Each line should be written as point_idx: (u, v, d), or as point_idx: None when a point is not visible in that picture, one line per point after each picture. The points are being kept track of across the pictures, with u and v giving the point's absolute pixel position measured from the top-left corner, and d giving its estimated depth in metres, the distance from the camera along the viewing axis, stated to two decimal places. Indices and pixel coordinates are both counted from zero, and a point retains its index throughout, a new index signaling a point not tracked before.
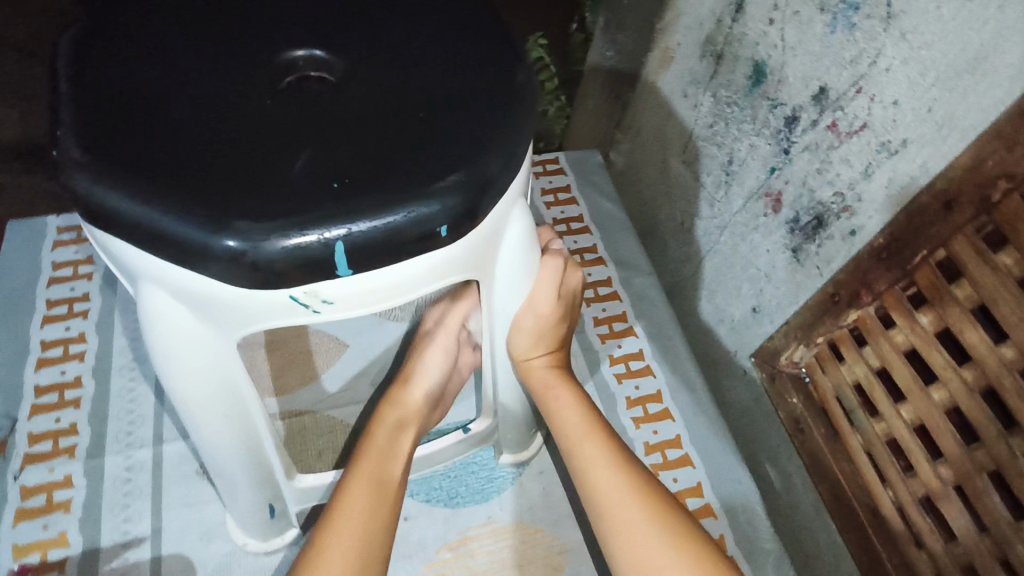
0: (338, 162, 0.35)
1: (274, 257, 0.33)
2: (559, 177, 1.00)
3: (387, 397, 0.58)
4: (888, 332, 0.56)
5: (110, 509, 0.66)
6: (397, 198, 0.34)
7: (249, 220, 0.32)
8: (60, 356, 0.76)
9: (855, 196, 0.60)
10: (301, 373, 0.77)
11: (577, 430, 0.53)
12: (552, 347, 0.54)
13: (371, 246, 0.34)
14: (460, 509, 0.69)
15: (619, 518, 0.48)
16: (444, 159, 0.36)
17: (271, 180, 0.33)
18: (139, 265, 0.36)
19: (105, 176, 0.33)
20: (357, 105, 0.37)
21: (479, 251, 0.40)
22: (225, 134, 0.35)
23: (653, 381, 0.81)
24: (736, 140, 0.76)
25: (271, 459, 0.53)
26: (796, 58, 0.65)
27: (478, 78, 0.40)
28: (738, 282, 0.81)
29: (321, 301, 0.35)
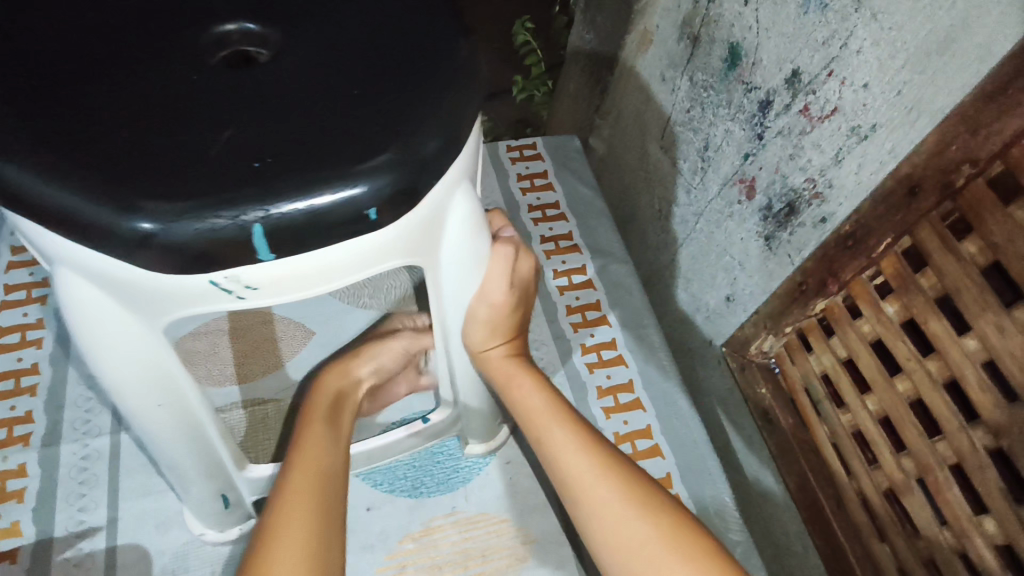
0: (264, 140, 0.33)
1: (185, 239, 0.31)
2: (536, 162, 0.98)
3: (311, 396, 0.58)
4: (855, 322, 0.55)
5: (65, 498, 0.65)
6: (320, 179, 0.32)
7: (159, 201, 0.31)
8: (17, 342, 0.74)
9: (825, 182, 0.59)
10: (266, 361, 0.76)
11: (541, 417, 0.50)
12: (510, 335, 0.52)
13: (293, 228, 0.32)
14: (424, 499, 0.68)
15: (592, 503, 0.45)
16: (376, 137, 0.34)
17: (187, 158, 0.32)
18: (53, 248, 0.34)
19: (10, 156, 0.32)
20: (288, 82, 0.36)
21: (422, 236, 0.39)
22: (142, 112, 0.33)
23: (625, 371, 0.79)
24: (712, 125, 0.74)
25: (219, 449, 0.52)
26: (770, 40, 0.62)
27: (419, 54, 0.38)
28: (713, 271, 0.80)
29: (245, 287, 0.34)
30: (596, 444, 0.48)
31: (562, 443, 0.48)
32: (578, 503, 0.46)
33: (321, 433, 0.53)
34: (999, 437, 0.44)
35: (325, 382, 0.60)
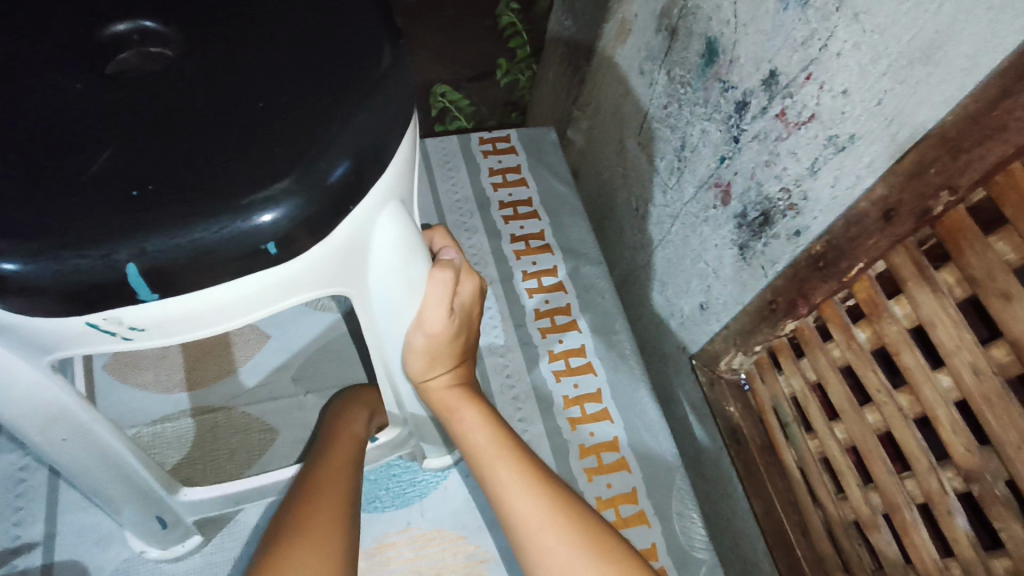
0: (150, 164, 0.29)
1: (48, 282, 0.28)
2: (509, 156, 0.94)
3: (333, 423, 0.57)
4: (825, 345, 0.52)
5: (1, 511, 0.62)
6: (204, 212, 0.29)
7: (15, 238, 0.27)
8: None
9: (801, 193, 0.55)
10: (217, 367, 0.72)
11: (487, 452, 0.47)
12: (454, 362, 0.49)
13: (178, 263, 0.29)
14: (377, 514, 0.65)
15: (541, 548, 0.42)
16: (278, 159, 0.31)
17: (56, 186, 0.29)
18: None
19: None
20: (183, 93, 0.32)
21: (338, 263, 0.36)
22: (15, 136, 0.30)
23: (593, 379, 0.76)
24: (689, 124, 0.70)
25: (143, 476, 0.50)
26: (748, 36, 0.58)
27: (338, 60, 0.34)
28: (688, 276, 0.76)
29: (129, 328, 0.31)
30: (544, 482, 0.45)
31: (509, 481, 0.45)
32: (527, 547, 0.43)
33: (349, 454, 0.51)
34: (971, 482, 0.41)
35: (354, 408, 0.60)
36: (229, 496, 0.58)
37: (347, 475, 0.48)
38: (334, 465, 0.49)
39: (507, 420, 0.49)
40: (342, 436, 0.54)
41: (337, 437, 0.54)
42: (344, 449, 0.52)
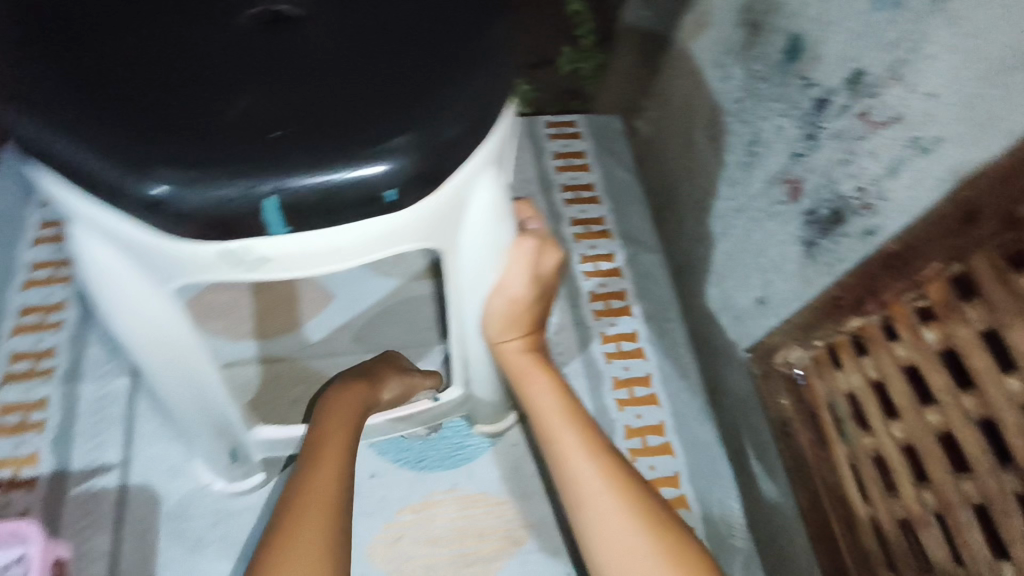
0: (284, 110, 0.32)
1: (198, 207, 0.31)
2: (575, 141, 0.95)
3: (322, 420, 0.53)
4: (891, 344, 0.52)
5: (82, 436, 0.66)
6: (335, 157, 0.32)
7: (173, 166, 0.31)
8: (47, 277, 0.74)
9: (877, 194, 0.55)
10: (284, 320, 0.75)
11: (552, 415, 0.49)
12: (528, 328, 0.51)
13: (307, 205, 0.32)
14: (428, 472, 0.67)
15: (594, 507, 0.44)
16: (400, 116, 0.33)
17: (206, 122, 0.31)
18: (62, 203, 0.34)
19: (37, 110, 0.32)
20: (318, 48, 0.34)
21: (442, 218, 0.38)
22: (165, 73, 0.32)
23: (644, 363, 0.78)
24: (763, 119, 0.70)
25: (228, 410, 0.53)
26: (835, 36, 0.58)
27: (456, 27, 0.36)
28: (747, 271, 0.77)
29: (258, 259, 0.34)
30: (604, 450, 0.47)
31: (570, 445, 0.47)
32: (582, 507, 0.45)
33: (344, 429, 0.53)
34: None
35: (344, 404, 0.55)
36: (292, 439, 0.59)
37: (340, 459, 0.49)
38: (327, 446, 0.50)
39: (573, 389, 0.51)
40: (336, 406, 0.55)
41: (330, 410, 0.54)
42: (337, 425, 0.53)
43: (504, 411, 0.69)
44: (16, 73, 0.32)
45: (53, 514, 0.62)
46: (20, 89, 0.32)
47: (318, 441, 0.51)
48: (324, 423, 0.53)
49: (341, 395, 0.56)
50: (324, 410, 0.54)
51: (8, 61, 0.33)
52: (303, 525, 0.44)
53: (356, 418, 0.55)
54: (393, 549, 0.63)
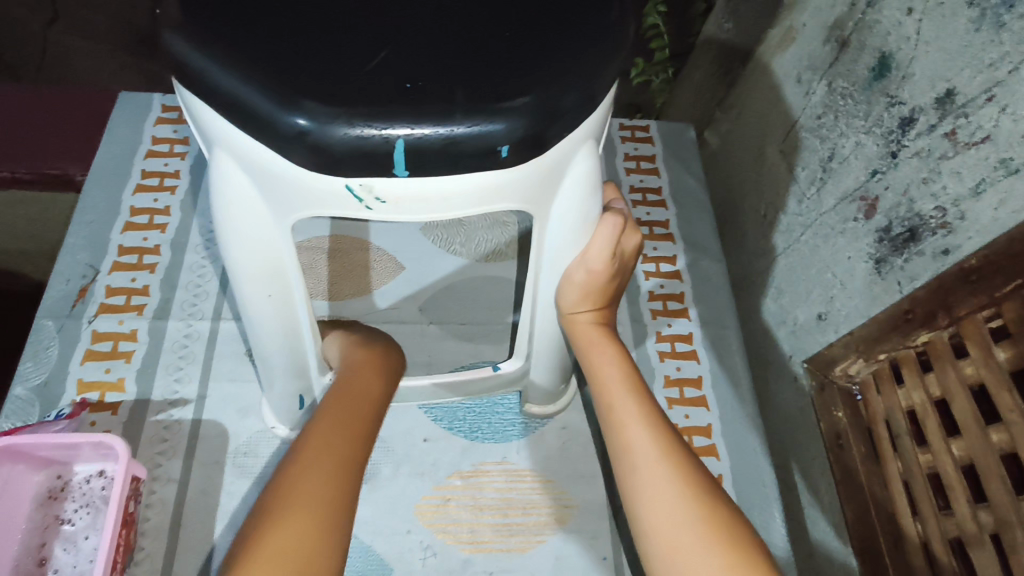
0: (419, 66, 0.36)
1: (338, 144, 0.34)
2: (646, 145, 0.97)
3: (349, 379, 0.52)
4: (958, 361, 0.52)
5: (165, 368, 0.71)
6: (463, 111, 0.35)
7: (320, 103, 0.34)
8: (145, 223, 0.80)
9: (957, 213, 0.56)
10: (356, 285, 0.79)
11: (615, 385, 0.51)
12: (600, 303, 0.54)
13: (431, 149, 0.35)
14: (479, 443, 0.70)
15: (646, 471, 0.46)
16: (521, 81, 0.36)
17: (351, 69, 0.35)
18: (212, 129, 0.38)
19: (204, 44, 0.35)
20: (450, 17, 0.38)
21: (542, 183, 0.41)
22: (316, 26, 0.36)
23: (695, 366, 0.79)
24: (843, 135, 0.71)
25: (309, 354, 0.56)
26: (928, 54, 0.59)
27: (575, 9, 0.39)
28: (809, 286, 0.77)
29: (375, 199, 0.38)
30: (660, 424, 0.49)
31: (630, 413, 0.49)
32: (634, 472, 0.46)
33: (368, 399, 0.51)
34: None
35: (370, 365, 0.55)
36: None
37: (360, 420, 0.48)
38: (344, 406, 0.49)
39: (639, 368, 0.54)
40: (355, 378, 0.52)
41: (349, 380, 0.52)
42: (352, 398, 0.50)
43: (557, 394, 0.71)
44: (185, 14, 0.37)
45: (132, 437, 0.66)
46: (188, 26, 0.36)
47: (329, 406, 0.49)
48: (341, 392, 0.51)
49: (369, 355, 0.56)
50: (343, 382, 0.52)
51: (180, 4, 0.37)
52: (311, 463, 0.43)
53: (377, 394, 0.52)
54: (440, 511, 0.66)
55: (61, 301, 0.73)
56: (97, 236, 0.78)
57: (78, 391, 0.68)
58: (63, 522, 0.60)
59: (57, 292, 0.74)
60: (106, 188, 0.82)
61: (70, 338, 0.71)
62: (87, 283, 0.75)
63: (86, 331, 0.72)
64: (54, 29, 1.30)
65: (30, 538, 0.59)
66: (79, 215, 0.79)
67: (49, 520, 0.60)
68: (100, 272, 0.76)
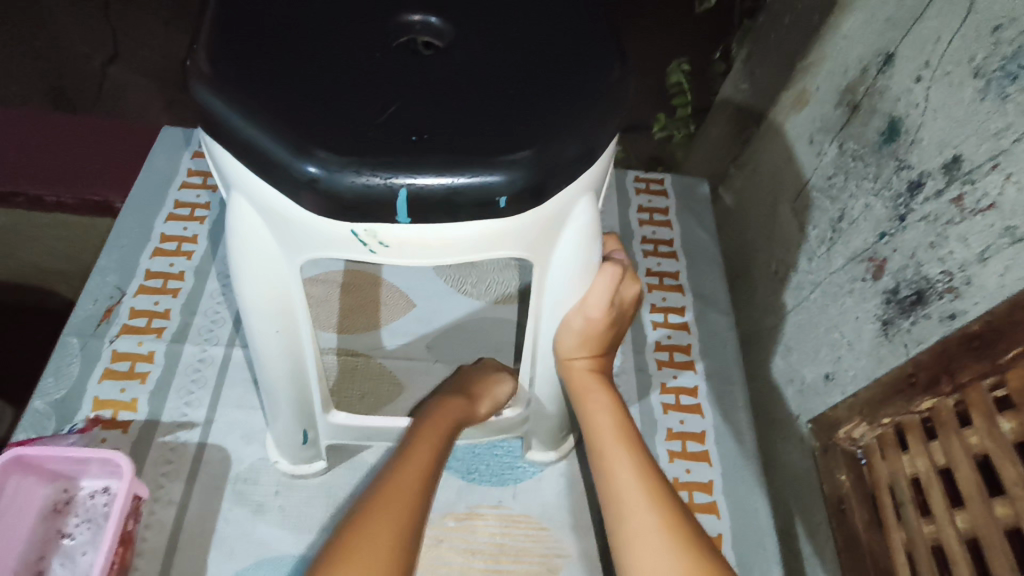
0: (424, 117, 0.38)
1: (343, 190, 0.36)
2: (660, 198, 0.99)
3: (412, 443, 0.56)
4: (962, 430, 0.51)
5: (178, 391, 0.73)
6: (464, 161, 0.37)
7: (327, 151, 0.36)
8: (173, 250, 0.84)
9: (964, 278, 0.56)
10: (366, 320, 0.81)
11: (608, 433, 0.52)
12: (596, 351, 0.55)
13: (431, 197, 0.37)
14: (476, 484, 0.70)
15: (633, 521, 0.46)
16: (521, 133, 0.38)
17: (360, 119, 0.37)
18: (230, 173, 0.41)
19: (226, 93, 0.38)
20: (456, 73, 0.40)
21: (541, 232, 0.42)
22: (331, 78, 0.39)
23: (700, 420, 0.78)
24: (853, 197, 0.72)
25: (313, 389, 0.58)
26: (937, 121, 0.60)
27: (575, 69, 0.42)
28: (818, 344, 0.76)
29: (378, 243, 0.40)
30: (650, 471, 0.49)
31: (620, 461, 0.50)
32: (621, 520, 0.47)
33: (424, 463, 0.54)
34: None
35: (433, 429, 0.58)
36: (363, 430, 0.63)
37: (417, 485, 0.51)
38: (405, 472, 0.52)
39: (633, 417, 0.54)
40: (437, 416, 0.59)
41: (433, 416, 0.59)
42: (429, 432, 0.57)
43: (561, 439, 0.71)
44: (212, 64, 0.40)
45: (139, 456, 0.68)
46: (212, 77, 0.39)
47: (404, 454, 0.54)
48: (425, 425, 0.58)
49: (434, 418, 0.59)
50: (427, 417, 0.59)
51: (207, 54, 0.40)
52: (369, 531, 0.47)
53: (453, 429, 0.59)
54: (431, 552, 0.65)
55: (87, 320, 0.77)
56: (126, 260, 0.82)
57: (93, 408, 0.70)
58: (63, 536, 0.61)
59: (84, 311, 0.78)
60: (140, 215, 0.87)
61: (91, 357, 0.74)
62: (113, 304, 0.78)
63: (107, 350, 0.75)
64: (111, 66, 1.40)
65: (31, 549, 0.60)
66: (112, 240, 0.83)
67: (51, 533, 0.61)
68: (126, 295, 0.79)
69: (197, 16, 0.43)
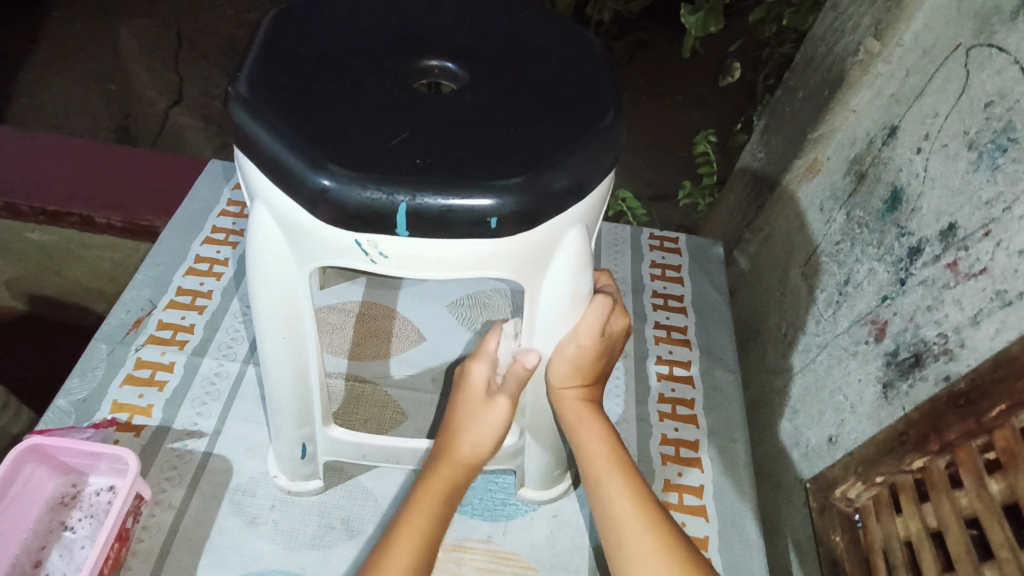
0: (430, 145, 0.43)
1: (352, 201, 0.41)
2: (673, 255, 1.02)
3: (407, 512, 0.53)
4: (953, 492, 0.52)
5: (192, 401, 0.76)
6: (461, 185, 0.41)
7: (341, 167, 0.41)
8: (205, 270, 0.90)
9: (957, 340, 0.56)
10: (378, 349, 0.84)
11: (603, 463, 0.56)
12: (586, 380, 0.59)
13: (429, 212, 0.41)
14: (466, 517, 0.70)
15: (632, 546, 0.50)
16: (516, 165, 0.42)
17: (375, 143, 0.42)
18: (258, 185, 0.45)
19: (259, 113, 0.43)
20: (465, 111, 0.45)
21: (531, 256, 0.46)
22: (353, 107, 0.44)
23: (699, 474, 0.77)
24: (858, 262, 0.73)
25: (314, 401, 0.60)
26: (934, 190, 0.62)
27: (572, 115, 0.46)
28: (822, 407, 0.75)
29: (379, 253, 0.44)
30: (645, 496, 0.53)
31: (616, 489, 0.54)
32: (621, 546, 0.51)
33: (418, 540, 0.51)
34: None
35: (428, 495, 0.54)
36: (359, 446, 0.65)
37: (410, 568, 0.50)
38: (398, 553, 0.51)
39: (624, 444, 0.58)
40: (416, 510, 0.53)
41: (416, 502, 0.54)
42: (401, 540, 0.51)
43: (555, 479, 0.71)
44: (251, 90, 0.45)
45: (147, 460, 0.71)
46: (250, 99, 0.44)
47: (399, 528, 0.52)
48: (401, 527, 0.52)
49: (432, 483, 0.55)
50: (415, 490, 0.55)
51: (247, 83, 0.45)
52: None
53: (434, 522, 0.53)
54: None
55: (117, 328, 0.82)
56: (161, 276, 0.88)
57: (111, 410, 0.74)
58: (65, 528, 0.63)
59: (116, 320, 0.83)
60: (181, 237, 0.93)
61: (116, 362, 0.78)
62: (143, 315, 0.83)
63: (131, 357, 0.79)
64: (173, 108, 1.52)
65: (34, 538, 0.63)
66: (151, 257, 0.90)
67: (55, 524, 0.63)
68: (156, 307, 0.84)
69: (244, 51, 0.49)
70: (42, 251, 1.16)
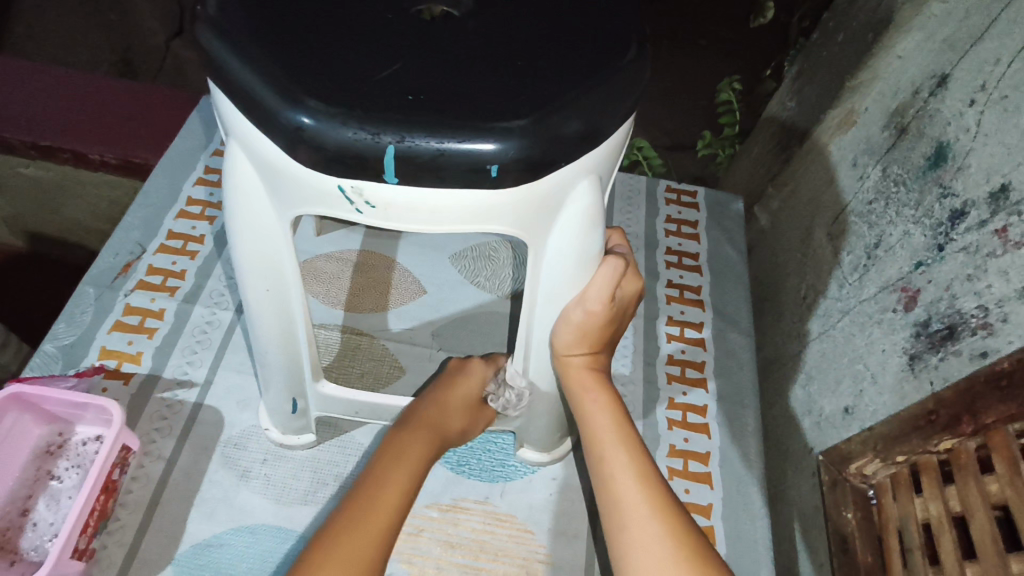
0: (423, 80, 0.37)
1: (331, 142, 0.36)
2: (690, 210, 0.96)
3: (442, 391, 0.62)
4: (982, 476, 0.50)
5: (182, 350, 0.73)
6: (457, 126, 0.36)
7: (320, 102, 0.36)
8: (197, 213, 0.86)
9: (1000, 314, 0.52)
10: (375, 301, 0.80)
11: (608, 436, 0.53)
12: (593, 347, 0.55)
13: (420, 157, 0.36)
14: (462, 477, 0.67)
15: (636, 527, 0.48)
16: (520, 105, 0.37)
17: (361, 76, 0.37)
18: (231, 121, 0.41)
19: (230, 38, 0.38)
20: (466, 42, 0.40)
21: (534, 208, 0.41)
22: (338, 33, 0.39)
23: (705, 440, 0.74)
24: (891, 223, 0.67)
25: (304, 356, 0.57)
26: (987, 148, 0.56)
27: (589, 49, 0.41)
28: (839, 376, 0.71)
29: (364, 202, 0.39)
30: (652, 476, 0.51)
31: (622, 466, 0.51)
32: (624, 528, 0.48)
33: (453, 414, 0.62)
34: None
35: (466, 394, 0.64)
36: (351, 403, 0.63)
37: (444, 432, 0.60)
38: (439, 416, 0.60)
39: (631, 418, 0.55)
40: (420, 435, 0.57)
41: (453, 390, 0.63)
42: (382, 500, 0.51)
43: (556, 442, 0.68)
44: (222, 12, 0.39)
45: (136, 409, 0.69)
46: (220, 21, 0.39)
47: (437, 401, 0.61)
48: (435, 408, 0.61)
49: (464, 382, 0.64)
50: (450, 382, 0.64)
51: (218, 3, 0.40)
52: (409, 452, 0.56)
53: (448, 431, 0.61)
54: (411, 540, 0.63)
55: (106, 272, 0.78)
56: (150, 218, 0.84)
57: (99, 357, 0.71)
58: (52, 478, 0.62)
59: (104, 263, 0.79)
60: (173, 177, 0.89)
61: (104, 307, 0.75)
62: (133, 259, 0.80)
63: (120, 302, 0.76)
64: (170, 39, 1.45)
65: (20, 487, 0.61)
66: (141, 198, 0.85)
67: (41, 473, 0.62)
68: (146, 252, 0.81)
69: None
70: (35, 187, 1.11)
